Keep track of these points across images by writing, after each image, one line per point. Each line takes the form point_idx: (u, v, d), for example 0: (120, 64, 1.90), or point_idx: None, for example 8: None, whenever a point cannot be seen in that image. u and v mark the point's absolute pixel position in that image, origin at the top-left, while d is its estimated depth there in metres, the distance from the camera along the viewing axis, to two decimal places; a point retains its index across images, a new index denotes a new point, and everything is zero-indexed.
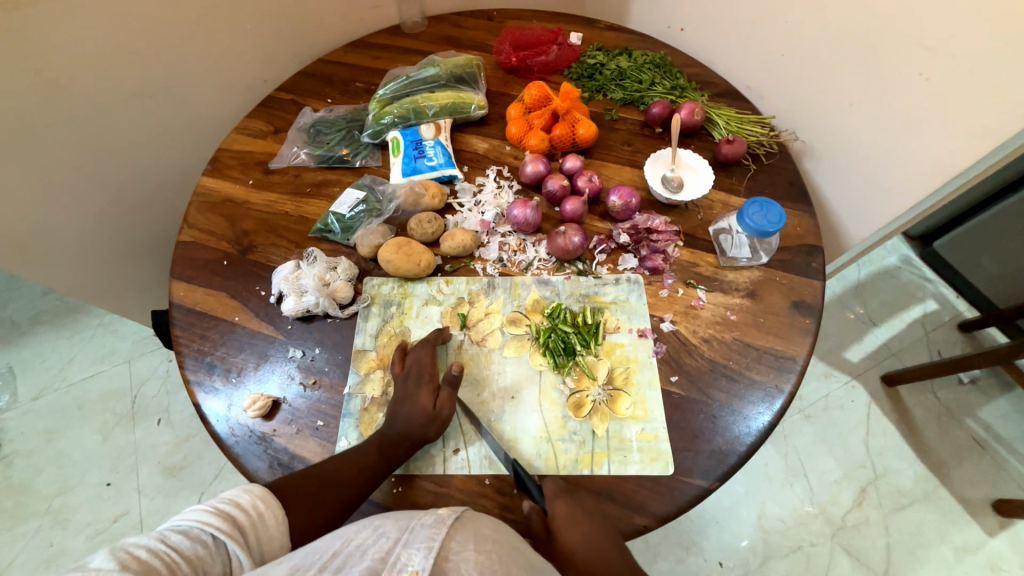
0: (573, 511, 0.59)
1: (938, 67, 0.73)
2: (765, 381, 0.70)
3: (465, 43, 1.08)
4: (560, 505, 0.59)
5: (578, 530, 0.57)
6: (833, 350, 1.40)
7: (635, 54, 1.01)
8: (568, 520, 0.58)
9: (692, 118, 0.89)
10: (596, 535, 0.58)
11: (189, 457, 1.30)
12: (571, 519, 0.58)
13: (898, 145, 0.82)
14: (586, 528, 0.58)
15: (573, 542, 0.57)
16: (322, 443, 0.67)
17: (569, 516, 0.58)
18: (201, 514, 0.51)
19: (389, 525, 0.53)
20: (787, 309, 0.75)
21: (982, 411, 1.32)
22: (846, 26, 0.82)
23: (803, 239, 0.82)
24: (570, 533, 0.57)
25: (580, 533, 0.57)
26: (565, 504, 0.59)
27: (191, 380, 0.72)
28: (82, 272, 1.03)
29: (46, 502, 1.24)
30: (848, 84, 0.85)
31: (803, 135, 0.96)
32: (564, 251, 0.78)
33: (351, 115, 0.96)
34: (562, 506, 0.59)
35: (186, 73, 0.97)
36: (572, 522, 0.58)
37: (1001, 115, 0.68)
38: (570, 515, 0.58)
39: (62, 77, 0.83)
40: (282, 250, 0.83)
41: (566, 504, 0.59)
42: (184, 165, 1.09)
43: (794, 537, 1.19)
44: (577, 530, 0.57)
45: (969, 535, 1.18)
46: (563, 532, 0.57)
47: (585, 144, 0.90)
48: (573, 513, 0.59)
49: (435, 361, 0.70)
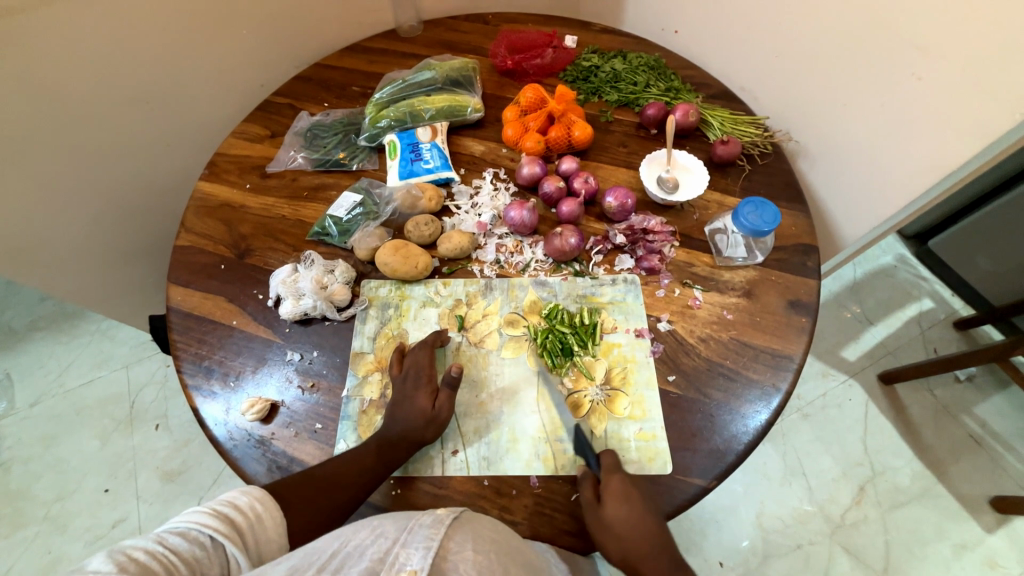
0: (626, 487, 0.60)
1: (930, 67, 0.73)
2: (762, 380, 0.70)
3: (461, 46, 1.09)
4: (615, 479, 0.60)
5: (623, 508, 0.58)
6: (830, 349, 1.41)
7: (630, 57, 1.02)
8: (620, 494, 0.59)
9: (686, 119, 0.90)
10: (642, 512, 0.59)
11: (188, 462, 1.30)
12: (623, 495, 0.59)
13: (892, 145, 0.82)
14: (633, 508, 0.59)
15: (617, 518, 0.58)
16: (321, 446, 0.67)
17: (620, 492, 0.59)
18: (199, 515, 0.51)
19: (387, 524, 0.53)
20: (783, 308, 0.76)
21: (978, 408, 1.32)
22: (838, 27, 0.82)
23: (798, 238, 0.82)
24: (616, 507, 0.58)
25: (624, 511, 0.58)
26: (619, 479, 0.60)
27: (189, 384, 0.72)
28: (79, 278, 1.03)
29: (43, 508, 1.24)
30: (841, 85, 0.86)
31: (797, 136, 0.96)
32: (561, 253, 0.79)
33: (347, 118, 0.96)
34: (615, 480, 0.60)
35: (182, 78, 0.97)
36: (622, 497, 0.59)
37: (992, 114, 0.68)
38: (622, 491, 0.59)
39: (58, 83, 0.83)
40: (279, 253, 0.83)
41: (620, 480, 0.60)
42: (181, 170, 1.09)
43: (793, 536, 1.19)
44: (623, 508, 0.58)
45: (967, 532, 1.18)
46: (610, 505, 0.59)
47: (581, 145, 0.90)
48: (627, 490, 0.60)
49: (432, 362, 0.70)
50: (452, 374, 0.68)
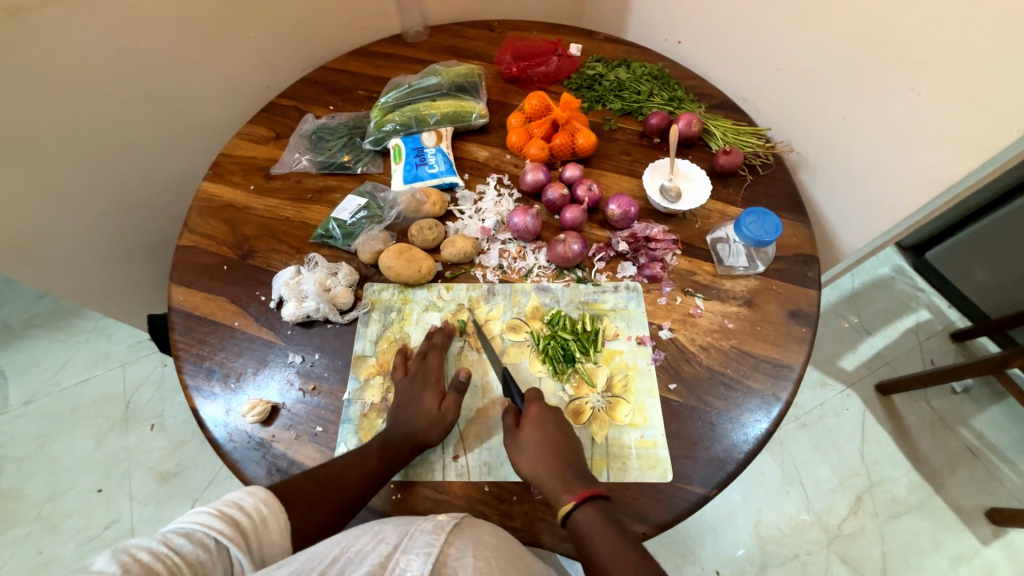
0: (544, 416, 0.64)
1: (930, 82, 0.74)
2: (762, 389, 0.71)
3: (466, 52, 1.09)
4: (533, 407, 0.65)
5: (537, 430, 0.63)
6: (827, 358, 1.42)
7: (634, 66, 1.03)
8: (536, 420, 0.64)
9: (689, 129, 0.91)
10: (555, 435, 0.63)
11: (183, 463, 1.29)
12: (538, 420, 0.64)
13: (893, 158, 0.83)
14: (547, 432, 0.63)
15: (529, 440, 0.62)
16: (321, 449, 0.67)
17: (537, 418, 0.64)
18: (204, 517, 0.51)
19: (388, 530, 0.54)
20: (784, 317, 0.76)
21: (975, 420, 1.33)
22: (840, 42, 0.83)
23: (799, 248, 0.83)
24: (532, 431, 0.63)
25: (538, 433, 0.63)
26: (538, 407, 0.65)
27: (189, 385, 0.72)
28: (79, 275, 1.03)
29: (36, 508, 1.23)
30: (842, 98, 0.87)
31: (799, 147, 0.97)
32: (564, 259, 0.79)
33: (353, 122, 0.97)
34: (534, 407, 0.65)
35: (188, 79, 0.98)
36: (538, 423, 0.63)
37: (992, 130, 0.69)
38: (539, 417, 0.64)
39: (64, 81, 0.84)
40: (282, 255, 0.83)
41: (539, 408, 0.65)
42: (184, 169, 1.09)
43: (790, 546, 1.19)
44: (537, 432, 0.63)
45: (963, 544, 1.19)
46: (526, 430, 0.63)
47: (584, 153, 0.91)
48: (543, 416, 0.64)
49: (441, 366, 0.71)
50: (461, 377, 0.68)
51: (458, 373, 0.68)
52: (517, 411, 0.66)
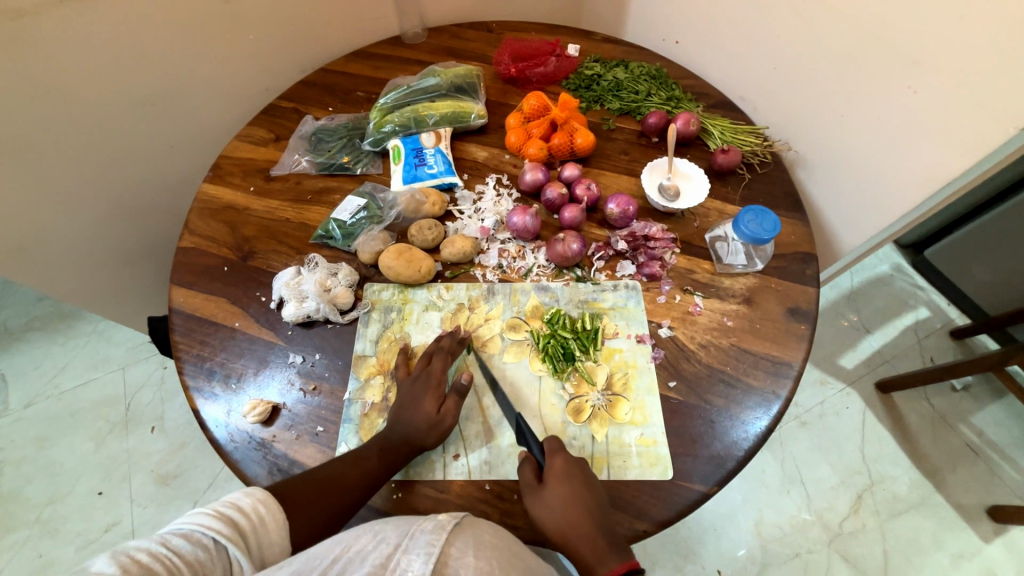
0: (569, 470, 0.62)
1: (925, 80, 0.75)
2: (762, 386, 0.71)
3: (465, 53, 1.10)
4: (558, 461, 0.62)
5: (563, 489, 0.60)
6: (826, 357, 1.42)
7: (632, 66, 1.03)
8: (560, 475, 0.61)
9: (687, 128, 0.91)
10: (582, 493, 0.60)
11: (183, 465, 1.30)
12: (564, 476, 0.61)
13: (888, 156, 0.84)
14: (574, 488, 0.60)
15: (555, 499, 0.60)
16: (322, 449, 0.67)
17: (561, 473, 0.61)
18: (202, 518, 0.51)
19: (389, 530, 0.54)
20: (784, 315, 0.77)
21: (974, 417, 1.33)
22: (836, 40, 0.84)
23: (797, 246, 0.83)
24: (557, 488, 0.60)
25: (565, 492, 0.60)
26: (562, 461, 0.62)
27: (190, 386, 0.72)
28: (80, 278, 1.03)
29: (36, 511, 1.23)
30: (839, 95, 0.87)
31: (796, 145, 0.98)
32: (563, 258, 0.79)
33: (352, 123, 0.97)
34: (558, 462, 0.62)
35: (188, 81, 0.98)
36: (564, 479, 0.61)
37: (988, 127, 0.70)
38: (565, 472, 0.61)
39: (64, 84, 0.84)
40: (282, 256, 0.83)
41: (563, 461, 0.62)
42: (184, 171, 1.09)
43: (791, 544, 1.19)
44: (564, 490, 0.60)
45: (964, 542, 1.19)
46: (551, 487, 0.60)
47: (583, 153, 0.91)
48: (569, 471, 0.61)
49: (445, 369, 0.70)
50: (462, 381, 0.69)
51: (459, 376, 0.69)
52: (537, 464, 0.64)
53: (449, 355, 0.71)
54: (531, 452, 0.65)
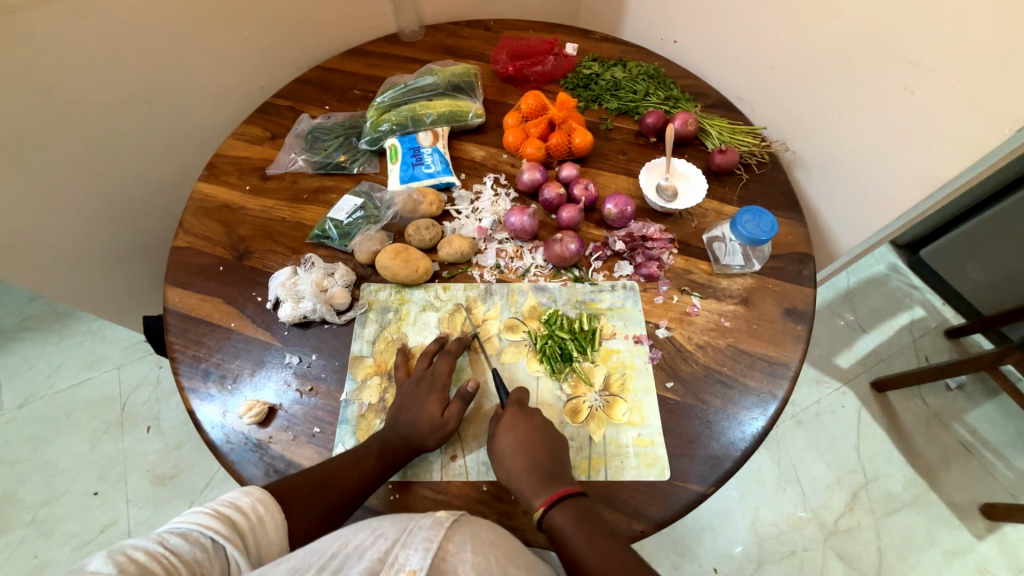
0: (518, 420, 0.64)
1: (923, 80, 0.75)
2: (759, 387, 0.71)
3: (462, 52, 1.09)
4: (507, 413, 0.65)
5: (510, 438, 0.63)
6: (822, 356, 1.43)
7: (630, 65, 1.03)
8: (509, 425, 0.64)
9: (685, 128, 0.91)
10: (529, 438, 0.62)
11: (180, 465, 1.29)
12: (511, 425, 0.64)
13: (885, 156, 0.84)
14: (521, 436, 0.63)
15: (504, 446, 0.62)
16: (319, 450, 0.67)
17: (510, 423, 0.64)
18: (200, 517, 0.51)
19: (386, 526, 0.53)
20: (780, 316, 0.77)
21: (969, 416, 1.34)
22: (834, 42, 0.84)
23: (794, 247, 0.83)
24: (505, 438, 0.63)
25: (510, 441, 0.62)
26: (512, 413, 0.65)
27: (185, 386, 0.72)
28: (73, 277, 1.02)
29: (31, 512, 1.22)
30: (836, 97, 0.87)
31: (794, 146, 0.98)
32: (561, 258, 0.79)
33: (349, 122, 0.97)
34: (508, 413, 0.65)
35: (183, 78, 0.97)
36: (514, 427, 0.63)
37: (986, 129, 0.70)
38: (512, 423, 0.64)
39: (57, 80, 0.83)
40: (279, 256, 0.83)
41: (513, 413, 0.65)
42: (179, 169, 1.09)
43: (787, 543, 1.20)
44: (512, 437, 0.63)
45: (958, 539, 1.20)
46: (500, 436, 0.63)
47: (580, 152, 0.91)
48: (517, 421, 0.64)
49: (451, 372, 0.70)
50: (467, 389, 0.67)
51: (466, 383, 0.67)
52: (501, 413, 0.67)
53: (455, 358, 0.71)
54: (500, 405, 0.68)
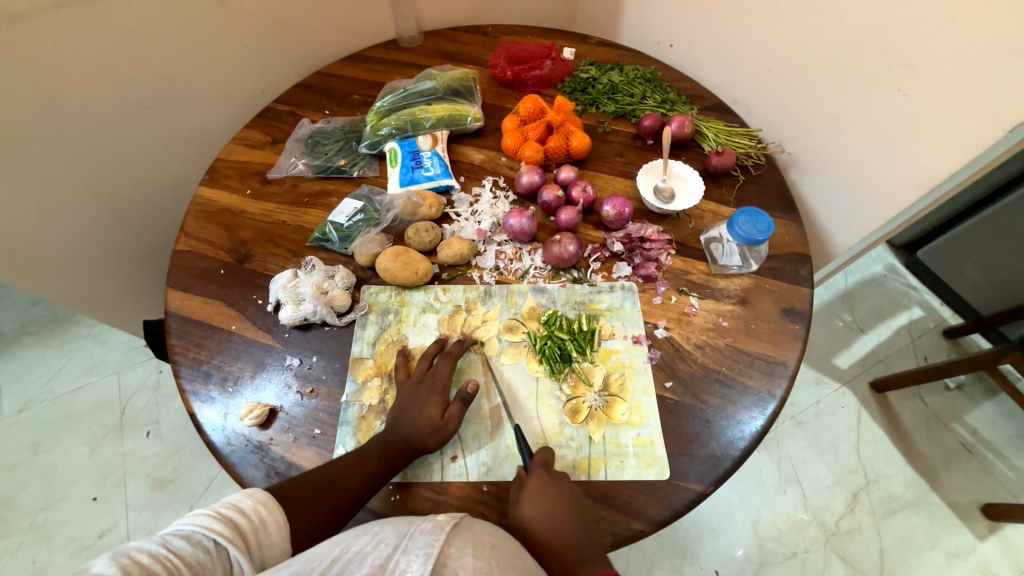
0: (544, 488, 0.60)
1: (916, 82, 0.76)
2: (757, 386, 0.71)
3: (461, 57, 1.11)
4: (534, 479, 0.61)
5: (537, 508, 0.59)
6: (821, 357, 1.43)
7: (627, 69, 1.04)
8: (536, 494, 0.60)
9: (682, 130, 0.92)
10: (555, 507, 0.59)
11: (179, 469, 1.29)
12: (537, 494, 0.60)
13: (880, 156, 0.85)
14: (548, 507, 0.59)
15: (529, 519, 0.59)
16: (319, 451, 0.67)
17: (536, 492, 0.60)
18: (203, 519, 0.51)
19: (387, 530, 0.54)
20: (778, 315, 0.77)
21: (968, 416, 1.34)
22: (827, 45, 0.85)
23: (791, 247, 0.84)
24: (531, 507, 0.59)
25: (536, 511, 0.59)
26: (538, 479, 0.61)
27: (186, 389, 0.72)
28: (74, 281, 1.03)
29: (30, 517, 1.22)
30: (830, 98, 0.88)
31: (790, 148, 0.99)
32: (559, 260, 0.80)
33: (349, 126, 0.98)
34: (534, 479, 0.61)
35: (184, 85, 0.99)
36: (539, 493, 0.60)
37: (978, 130, 0.71)
38: (539, 491, 0.60)
39: (60, 86, 0.84)
40: (279, 259, 0.83)
41: (540, 479, 0.61)
42: (180, 174, 1.09)
43: (789, 544, 1.20)
44: (538, 505, 0.59)
45: (960, 540, 1.20)
46: (526, 506, 0.60)
47: (579, 155, 0.92)
48: (543, 489, 0.60)
49: (451, 374, 0.70)
50: (467, 390, 0.67)
51: (466, 385, 0.68)
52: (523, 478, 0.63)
53: (456, 360, 0.71)
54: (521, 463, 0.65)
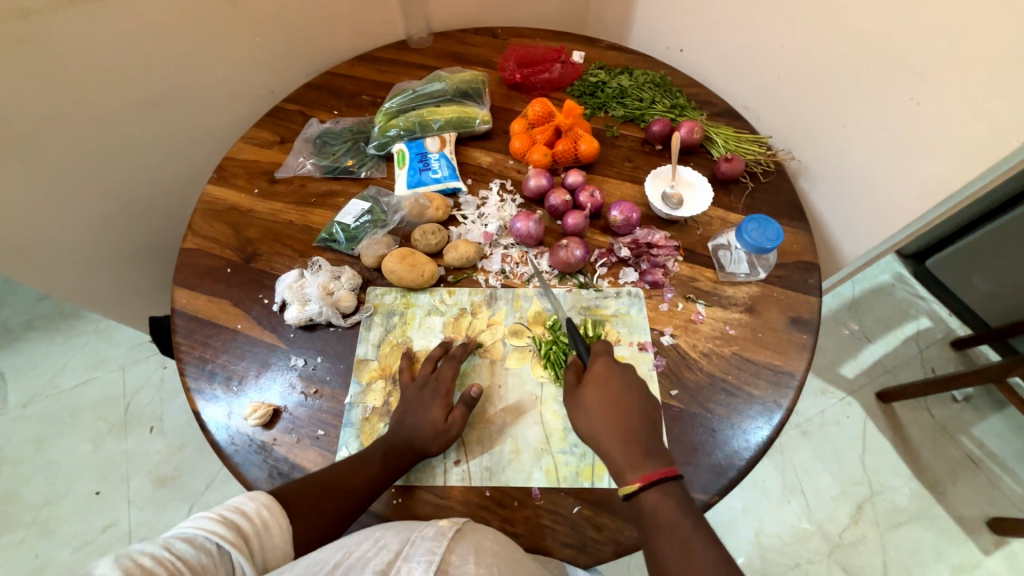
0: (609, 372, 0.64)
1: (929, 92, 0.75)
2: (763, 396, 0.71)
3: (470, 59, 1.10)
4: (599, 363, 0.65)
5: (599, 391, 0.62)
6: (827, 365, 1.42)
7: (636, 73, 1.03)
8: (601, 376, 0.63)
9: (692, 136, 0.91)
10: (618, 397, 0.62)
11: (182, 467, 1.29)
12: (602, 378, 0.63)
13: (890, 165, 0.84)
14: (611, 392, 0.62)
15: (591, 400, 0.62)
16: (322, 452, 0.67)
17: (600, 376, 0.63)
18: (205, 522, 0.51)
19: (389, 536, 0.54)
20: (785, 324, 0.77)
21: (975, 428, 1.33)
22: (839, 53, 0.84)
23: (799, 256, 0.83)
24: (595, 390, 0.63)
25: (600, 394, 0.62)
26: (603, 364, 0.64)
27: (191, 387, 0.72)
28: (82, 278, 1.03)
29: (33, 512, 1.22)
30: (843, 107, 0.87)
31: (799, 155, 0.98)
32: (566, 264, 0.79)
33: (357, 127, 0.98)
34: (598, 364, 0.65)
35: (194, 83, 0.99)
36: (603, 381, 0.63)
37: (991, 141, 0.70)
38: (603, 375, 0.63)
39: (70, 83, 0.84)
40: (285, 258, 0.83)
41: (604, 364, 0.64)
42: (188, 172, 1.10)
43: (791, 554, 1.19)
44: (601, 393, 0.62)
45: (965, 554, 1.19)
46: (589, 389, 0.63)
47: (587, 159, 0.91)
48: (607, 373, 0.64)
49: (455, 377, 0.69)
50: (470, 394, 0.67)
51: (469, 388, 0.67)
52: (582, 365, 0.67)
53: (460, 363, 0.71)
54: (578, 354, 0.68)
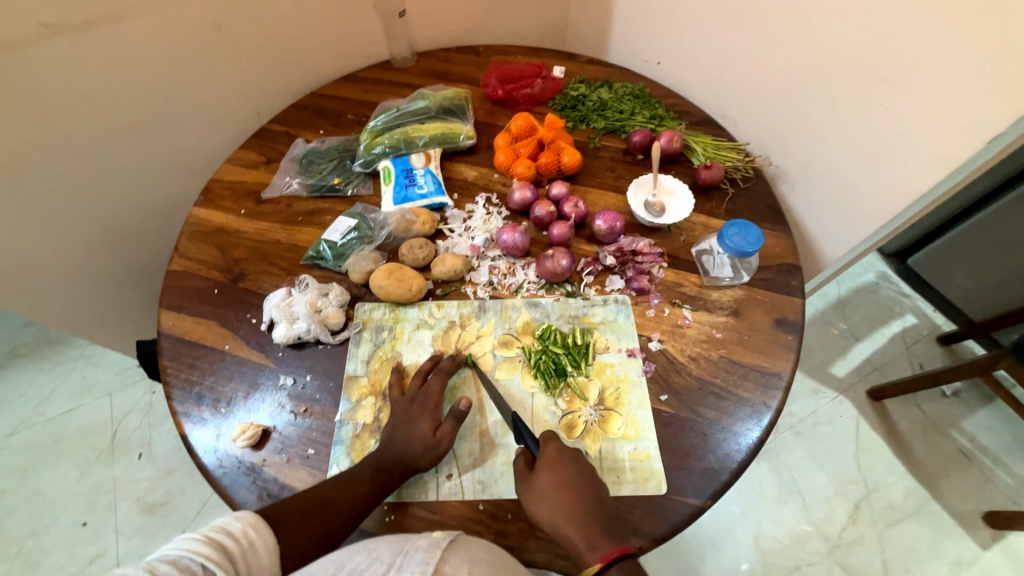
0: (561, 457, 0.62)
1: (897, 97, 0.78)
2: (752, 398, 0.71)
3: (453, 76, 1.12)
4: (550, 448, 0.63)
5: (553, 475, 0.61)
6: (817, 367, 1.44)
7: (616, 86, 1.06)
8: (553, 461, 0.62)
9: (671, 145, 0.93)
10: (573, 483, 0.60)
11: (171, 492, 1.27)
12: (554, 462, 0.62)
13: (864, 168, 0.86)
14: (565, 475, 0.61)
15: (544, 486, 0.60)
16: (313, 471, 0.67)
17: (552, 460, 0.62)
18: (190, 543, 0.49)
19: (382, 549, 0.53)
20: (771, 326, 0.78)
21: (965, 423, 1.34)
22: (810, 62, 0.87)
23: (781, 258, 0.85)
24: (548, 475, 0.61)
25: (555, 478, 0.60)
26: (554, 448, 0.63)
27: (178, 410, 0.71)
28: (68, 303, 1.02)
29: (17, 544, 1.19)
30: (816, 113, 0.90)
31: (777, 160, 1.00)
32: (553, 274, 0.80)
33: (342, 145, 0.98)
34: (550, 449, 0.63)
35: (179, 108, 1.00)
36: (555, 465, 0.62)
37: (958, 142, 0.73)
38: (555, 459, 0.62)
39: (55, 111, 0.85)
40: (273, 277, 0.83)
41: (556, 448, 0.63)
42: (174, 194, 1.10)
43: (790, 557, 1.18)
44: (555, 477, 0.61)
45: (962, 549, 1.19)
46: (541, 475, 0.61)
47: (570, 171, 0.93)
48: (559, 457, 0.62)
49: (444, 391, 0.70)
50: (460, 407, 0.67)
51: (459, 402, 0.67)
52: (531, 455, 0.64)
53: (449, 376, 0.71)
54: (526, 446, 0.65)
